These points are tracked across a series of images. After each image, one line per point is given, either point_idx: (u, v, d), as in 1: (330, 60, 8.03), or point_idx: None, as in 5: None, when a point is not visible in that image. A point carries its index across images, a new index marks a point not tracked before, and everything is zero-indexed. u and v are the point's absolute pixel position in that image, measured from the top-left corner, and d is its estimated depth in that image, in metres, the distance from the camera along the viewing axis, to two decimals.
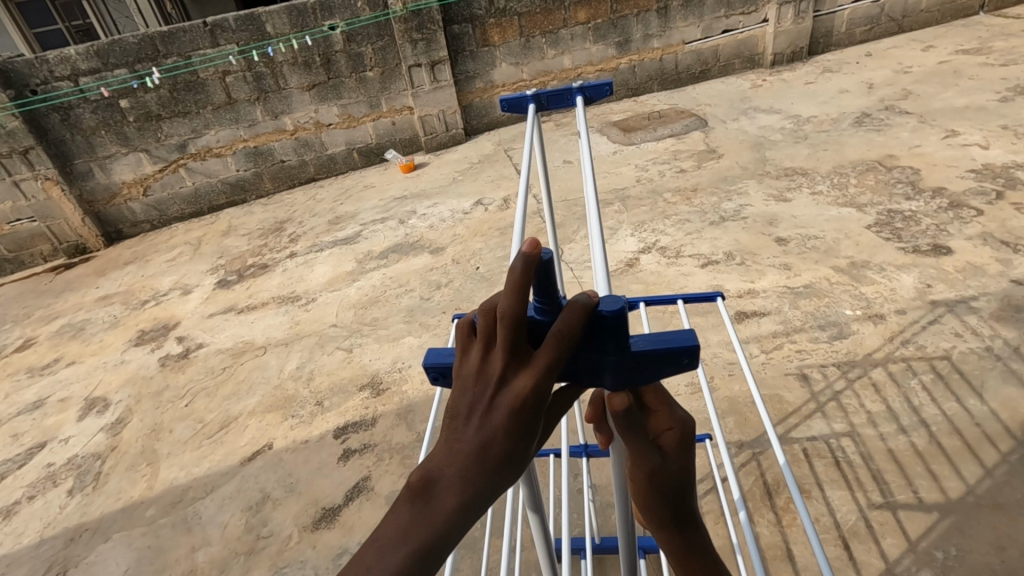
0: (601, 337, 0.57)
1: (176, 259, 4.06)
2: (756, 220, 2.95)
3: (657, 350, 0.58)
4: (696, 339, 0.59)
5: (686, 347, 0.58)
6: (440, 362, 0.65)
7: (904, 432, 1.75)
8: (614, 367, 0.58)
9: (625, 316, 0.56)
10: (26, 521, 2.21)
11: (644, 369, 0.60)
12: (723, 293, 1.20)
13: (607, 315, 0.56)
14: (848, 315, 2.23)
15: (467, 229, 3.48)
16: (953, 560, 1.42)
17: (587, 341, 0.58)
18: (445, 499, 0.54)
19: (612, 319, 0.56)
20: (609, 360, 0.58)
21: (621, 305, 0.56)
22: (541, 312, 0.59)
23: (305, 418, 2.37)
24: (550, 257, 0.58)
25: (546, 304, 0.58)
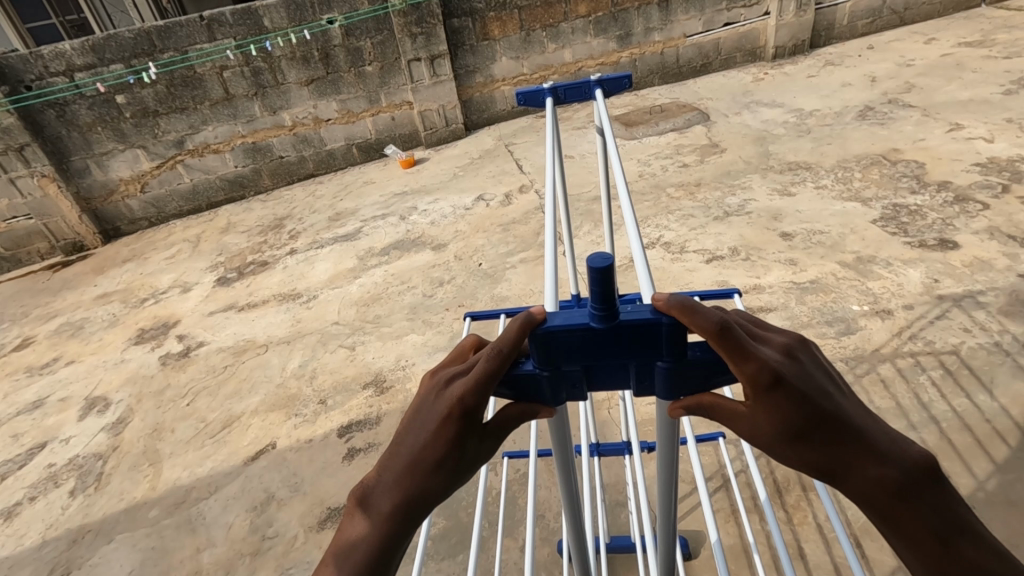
0: (654, 342, 0.57)
1: (175, 256, 4.03)
2: (761, 215, 2.93)
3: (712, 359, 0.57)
4: None
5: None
6: None
7: (914, 429, 1.73)
8: (668, 373, 0.58)
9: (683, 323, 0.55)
10: (28, 522, 2.19)
11: (696, 375, 0.59)
12: (739, 288, 1.17)
13: (665, 323, 0.55)
14: (855, 311, 2.21)
15: (469, 225, 3.45)
16: None
17: (641, 348, 0.58)
18: (377, 502, 0.56)
19: (670, 326, 0.55)
20: (662, 365, 0.58)
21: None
22: (596, 318, 0.57)
23: (308, 417, 2.35)
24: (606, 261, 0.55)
25: (601, 311, 0.55)
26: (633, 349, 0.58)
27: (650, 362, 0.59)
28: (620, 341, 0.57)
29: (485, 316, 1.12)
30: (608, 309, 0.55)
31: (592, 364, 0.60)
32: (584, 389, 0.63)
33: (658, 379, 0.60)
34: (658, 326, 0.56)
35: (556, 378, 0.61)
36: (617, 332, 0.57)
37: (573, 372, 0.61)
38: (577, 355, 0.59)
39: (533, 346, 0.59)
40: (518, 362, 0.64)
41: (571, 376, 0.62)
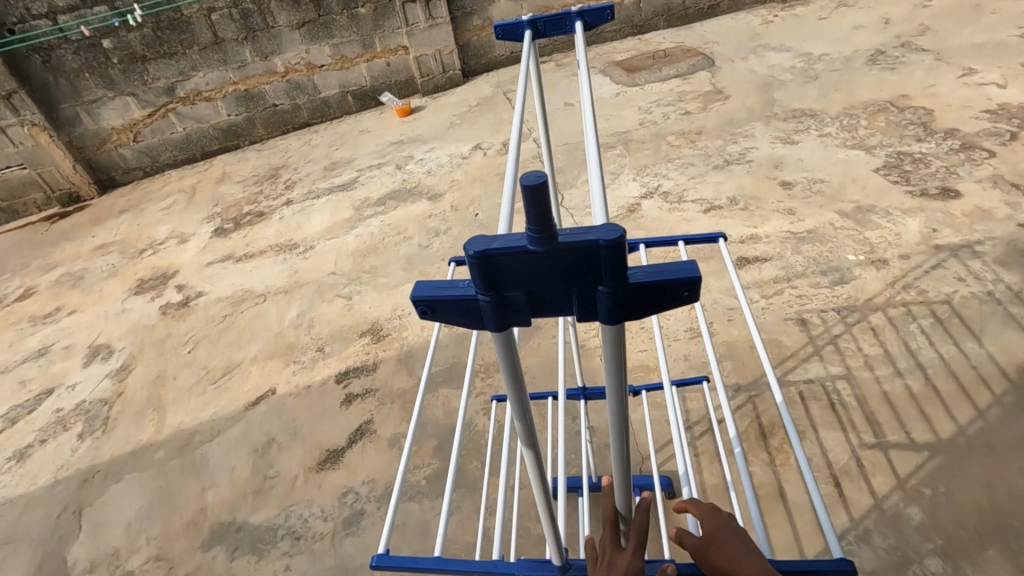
0: (593, 266, 0.53)
1: (171, 207, 4.01)
2: (762, 164, 2.88)
3: (655, 282, 0.53)
4: (696, 270, 0.54)
5: (686, 279, 0.53)
6: (429, 293, 0.59)
7: (899, 376, 1.76)
8: (609, 300, 0.54)
9: (623, 247, 0.51)
10: (40, 463, 2.27)
11: (638, 300, 0.55)
12: (723, 233, 1.15)
13: (607, 246, 0.50)
14: (851, 260, 2.20)
15: (465, 175, 3.41)
16: (940, 498, 1.46)
17: (580, 272, 0.53)
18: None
19: (612, 249, 0.50)
20: (603, 291, 0.54)
21: (619, 233, 0.50)
22: (534, 242, 0.51)
23: (307, 364, 2.39)
24: (541, 180, 0.48)
25: (539, 234, 0.50)
26: (572, 275, 0.54)
27: (592, 288, 0.55)
28: (559, 266, 0.52)
29: None
30: (548, 229, 0.50)
31: (537, 291, 0.56)
32: (528, 316, 0.58)
33: (601, 306, 0.55)
34: (599, 249, 0.51)
35: (499, 305, 0.56)
36: (558, 257, 0.52)
37: (515, 298, 0.56)
38: (517, 279, 0.54)
39: (470, 267, 0.54)
40: (462, 287, 0.58)
41: (514, 303, 0.57)
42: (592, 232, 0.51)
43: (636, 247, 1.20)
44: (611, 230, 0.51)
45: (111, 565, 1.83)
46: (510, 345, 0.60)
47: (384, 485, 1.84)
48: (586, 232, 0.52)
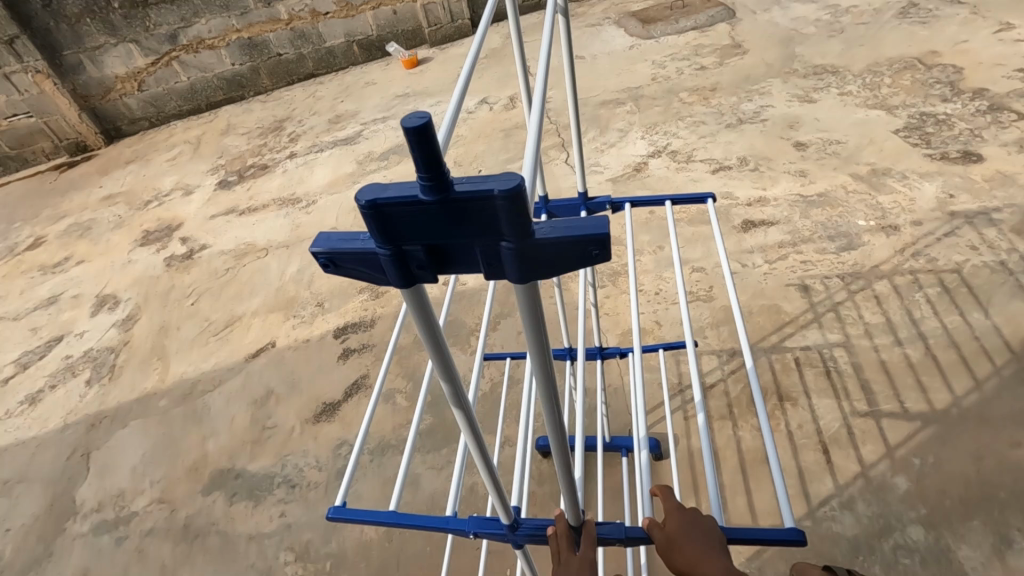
0: (491, 219, 0.45)
1: (176, 158, 3.98)
2: (776, 123, 2.77)
3: (561, 239, 0.45)
4: (607, 227, 0.46)
5: (595, 235, 0.45)
6: (329, 245, 0.52)
7: (899, 345, 1.72)
8: (514, 258, 0.46)
9: (523, 198, 0.43)
10: (50, 408, 2.34)
11: (548, 261, 0.47)
12: (713, 195, 1.11)
13: (503, 196, 0.42)
14: (861, 226, 2.13)
15: (470, 130, 3.33)
16: (928, 468, 1.45)
17: (479, 225, 0.45)
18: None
19: (508, 200, 0.43)
20: (506, 248, 0.46)
21: (517, 181, 0.42)
22: (423, 189, 0.43)
23: (306, 319, 2.41)
24: (426, 118, 0.41)
25: (427, 180, 0.43)
26: (471, 230, 0.46)
27: (495, 245, 0.47)
28: (455, 218, 0.45)
29: None
30: (439, 176, 0.43)
31: (437, 248, 0.48)
32: (432, 276, 0.50)
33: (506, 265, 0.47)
34: (495, 201, 0.43)
35: (398, 262, 0.49)
36: (452, 209, 0.44)
37: (414, 253, 0.48)
38: (413, 231, 0.47)
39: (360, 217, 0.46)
40: (361, 241, 0.51)
41: (414, 261, 0.49)
42: (488, 182, 0.44)
43: (623, 206, 1.15)
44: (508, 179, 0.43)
45: (118, 506, 1.91)
46: (421, 308, 0.52)
47: (377, 438, 1.87)
48: (481, 182, 0.44)
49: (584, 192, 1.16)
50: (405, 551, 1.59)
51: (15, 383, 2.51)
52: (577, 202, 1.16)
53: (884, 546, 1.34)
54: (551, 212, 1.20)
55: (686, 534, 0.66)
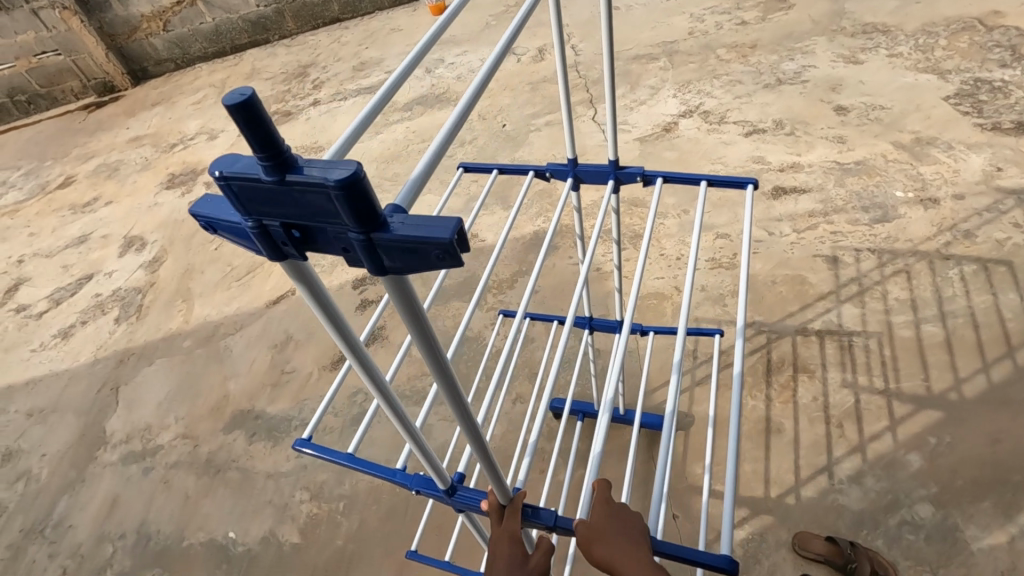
0: (329, 208, 0.42)
1: (201, 102, 3.97)
2: (817, 85, 2.63)
3: (403, 236, 0.42)
4: (454, 230, 0.43)
5: (438, 238, 0.42)
6: (210, 212, 0.50)
7: (926, 322, 1.67)
8: (361, 249, 0.43)
9: (358, 187, 0.40)
10: (82, 343, 2.43)
11: (398, 259, 0.44)
12: (756, 179, 1.04)
13: (332, 186, 0.40)
14: (898, 198, 2.04)
15: (496, 82, 3.23)
16: (943, 447, 1.42)
17: (324, 214, 0.43)
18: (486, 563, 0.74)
19: (340, 190, 0.40)
20: (352, 238, 0.43)
21: (350, 170, 0.40)
22: (263, 169, 0.41)
23: (326, 268, 2.43)
24: (251, 96, 0.39)
25: (266, 160, 0.41)
26: (316, 217, 0.43)
27: (346, 237, 0.44)
28: (299, 204, 0.42)
29: (479, 169, 1.12)
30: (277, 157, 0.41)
31: (295, 230, 0.45)
32: (300, 257, 0.47)
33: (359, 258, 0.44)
34: (327, 191, 0.40)
35: (261, 242, 0.46)
36: (292, 194, 0.42)
37: (269, 232, 0.46)
38: (264, 210, 0.44)
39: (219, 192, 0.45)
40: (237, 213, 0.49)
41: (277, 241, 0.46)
42: (326, 169, 0.41)
43: (655, 179, 1.11)
44: (346, 167, 0.40)
45: (144, 438, 2.00)
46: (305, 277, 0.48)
47: (391, 388, 1.91)
48: (319, 168, 0.41)
49: (615, 159, 1.10)
50: (414, 497, 1.64)
51: (48, 318, 2.60)
52: (607, 170, 1.11)
53: (890, 522, 1.33)
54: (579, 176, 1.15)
55: (603, 531, 0.66)
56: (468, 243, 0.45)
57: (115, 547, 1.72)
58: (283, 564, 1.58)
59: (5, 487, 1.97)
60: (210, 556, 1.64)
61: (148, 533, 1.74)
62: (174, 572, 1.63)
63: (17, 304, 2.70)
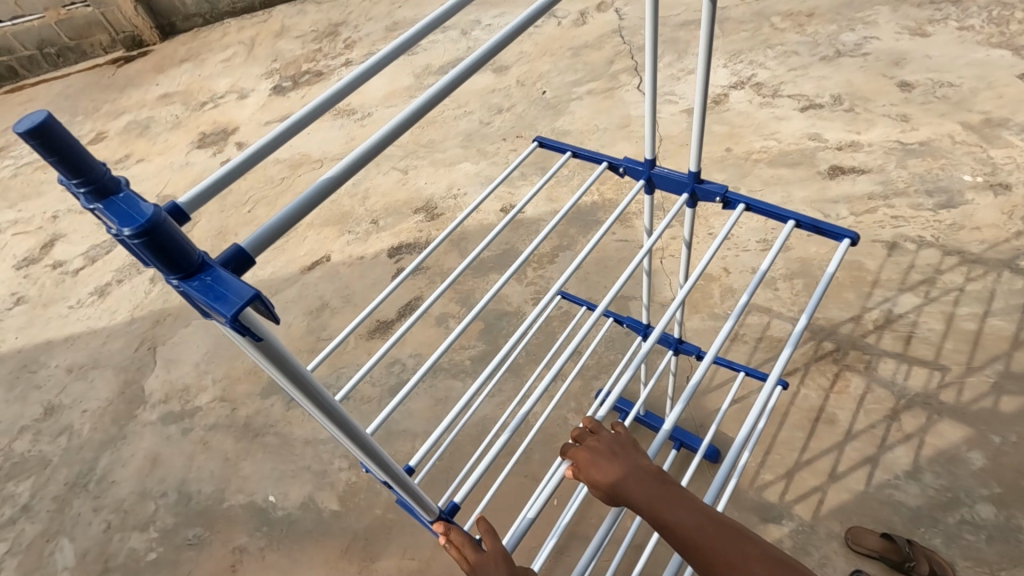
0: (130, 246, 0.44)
1: (231, 59, 3.90)
2: (879, 58, 2.48)
3: (193, 296, 0.44)
4: (240, 305, 0.44)
5: (216, 310, 0.43)
6: None
7: (992, 316, 1.60)
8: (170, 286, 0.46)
9: (146, 242, 0.41)
10: (119, 301, 2.44)
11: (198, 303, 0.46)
12: (854, 235, 0.88)
13: (125, 233, 0.41)
14: (965, 182, 1.93)
15: (535, 46, 3.11)
16: (1009, 447, 1.37)
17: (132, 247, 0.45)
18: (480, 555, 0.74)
19: (135, 238, 0.41)
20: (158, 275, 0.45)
21: (135, 228, 0.41)
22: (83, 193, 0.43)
23: (361, 235, 2.39)
24: (45, 128, 0.38)
25: (84, 186, 0.42)
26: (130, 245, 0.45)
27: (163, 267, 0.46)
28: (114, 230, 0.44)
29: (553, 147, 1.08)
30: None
31: None
32: None
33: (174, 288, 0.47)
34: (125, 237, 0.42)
35: None
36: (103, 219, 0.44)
37: None
38: None
39: None
40: None
41: None
42: (131, 210, 0.42)
43: (733, 205, 0.96)
44: (142, 218, 0.41)
45: (183, 399, 2.01)
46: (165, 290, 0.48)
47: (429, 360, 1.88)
48: (130, 207, 0.42)
49: (697, 172, 0.95)
50: (454, 471, 1.64)
51: (85, 275, 2.61)
52: (684, 181, 0.97)
53: (949, 520, 1.29)
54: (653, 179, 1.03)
55: (598, 459, 0.74)
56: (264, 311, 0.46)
57: (157, 504, 1.75)
58: (322, 529, 1.60)
59: (48, 441, 2.01)
60: (251, 518, 1.66)
61: (190, 492, 1.76)
62: (216, 531, 1.66)
63: (54, 260, 2.71)
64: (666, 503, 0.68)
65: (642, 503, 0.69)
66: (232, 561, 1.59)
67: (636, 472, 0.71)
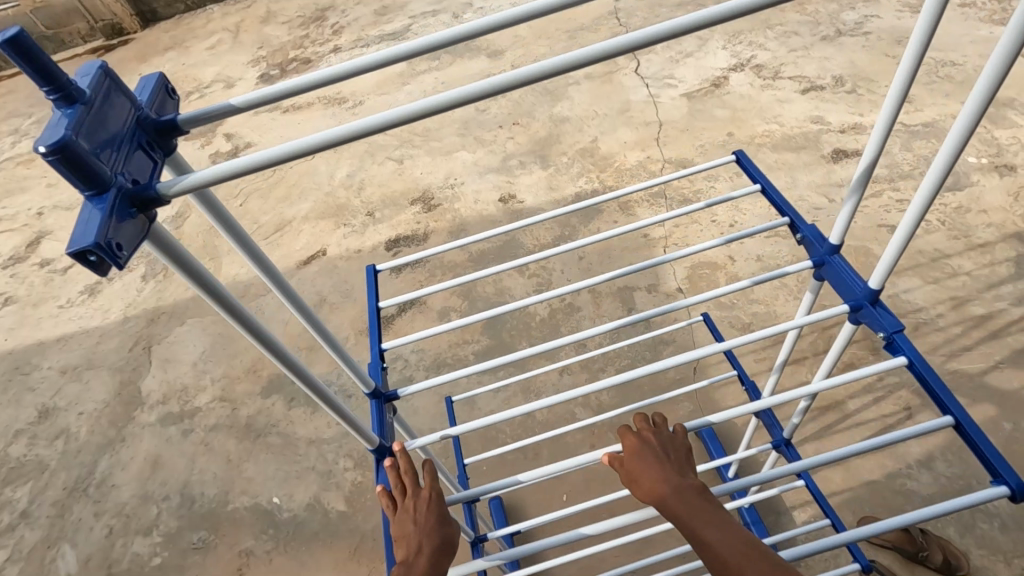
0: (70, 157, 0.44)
1: (216, 47, 3.78)
2: (881, 37, 2.44)
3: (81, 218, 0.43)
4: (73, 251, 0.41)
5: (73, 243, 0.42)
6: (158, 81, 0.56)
7: (1000, 301, 1.59)
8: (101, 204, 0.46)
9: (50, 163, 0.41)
10: (111, 300, 2.39)
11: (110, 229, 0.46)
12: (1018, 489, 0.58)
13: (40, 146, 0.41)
14: (971, 163, 1.91)
15: (530, 30, 3.04)
16: (1020, 433, 1.36)
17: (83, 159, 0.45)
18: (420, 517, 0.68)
19: (45, 155, 0.41)
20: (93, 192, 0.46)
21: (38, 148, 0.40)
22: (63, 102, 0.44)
23: (357, 228, 2.34)
24: (7, 35, 0.39)
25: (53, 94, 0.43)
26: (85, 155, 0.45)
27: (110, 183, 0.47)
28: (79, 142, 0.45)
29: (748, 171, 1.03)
30: (53, 93, 0.42)
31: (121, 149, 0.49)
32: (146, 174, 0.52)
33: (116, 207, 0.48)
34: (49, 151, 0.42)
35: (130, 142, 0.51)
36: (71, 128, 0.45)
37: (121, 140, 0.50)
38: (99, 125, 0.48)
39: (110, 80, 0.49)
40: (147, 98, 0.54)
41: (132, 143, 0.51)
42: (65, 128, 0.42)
43: (895, 347, 0.72)
44: (53, 139, 0.40)
45: (182, 400, 1.98)
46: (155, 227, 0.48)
47: (433, 355, 1.85)
48: (65, 125, 0.42)
49: (876, 288, 0.73)
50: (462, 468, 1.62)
51: (75, 274, 2.55)
52: (856, 289, 0.77)
53: (962, 508, 1.28)
54: (824, 265, 0.85)
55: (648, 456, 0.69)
56: (122, 262, 0.43)
57: (160, 508, 1.73)
58: (329, 530, 1.58)
59: (44, 445, 1.97)
60: (256, 520, 1.64)
61: (193, 495, 1.73)
62: (222, 534, 1.63)
63: (41, 259, 2.64)
64: (702, 518, 0.61)
65: (682, 513, 0.62)
66: (239, 564, 1.57)
67: (684, 482, 0.65)
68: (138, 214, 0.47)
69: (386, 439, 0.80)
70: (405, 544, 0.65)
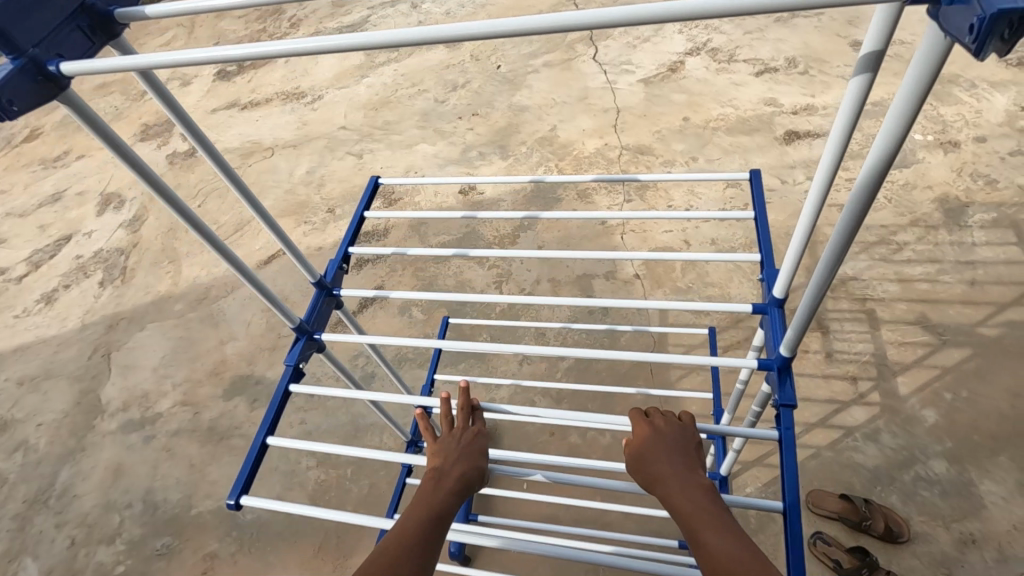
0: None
1: (171, 43, 3.69)
2: (834, 17, 2.47)
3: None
4: None
5: None
6: None
7: (944, 274, 1.63)
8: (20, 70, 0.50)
9: None
10: (68, 307, 2.33)
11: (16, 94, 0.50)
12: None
13: None
14: (918, 141, 1.95)
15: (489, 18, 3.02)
16: (961, 402, 1.41)
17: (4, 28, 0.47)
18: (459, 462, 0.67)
19: None
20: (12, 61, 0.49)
21: None
22: None
23: (318, 225, 2.32)
24: None
25: None
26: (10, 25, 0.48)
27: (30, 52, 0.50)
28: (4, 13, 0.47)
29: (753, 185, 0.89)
30: None
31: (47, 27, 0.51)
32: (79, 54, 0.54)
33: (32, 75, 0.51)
34: None
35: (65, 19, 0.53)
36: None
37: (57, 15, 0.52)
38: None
39: None
40: None
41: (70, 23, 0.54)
42: None
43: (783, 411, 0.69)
44: None
45: (143, 406, 1.95)
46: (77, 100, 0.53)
47: (395, 350, 1.85)
48: None
49: (788, 356, 0.68)
50: None
51: (30, 282, 2.49)
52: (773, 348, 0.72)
53: (905, 477, 1.33)
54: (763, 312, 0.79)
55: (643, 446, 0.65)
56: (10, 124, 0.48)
57: (123, 516, 1.71)
58: (293, 531, 1.58)
59: (3, 458, 1.93)
60: (221, 523, 1.63)
61: (156, 501, 1.72)
62: (186, 539, 1.63)
63: None
64: (708, 525, 0.54)
65: (684, 513, 0.57)
66: (204, 567, 1.57)
67: (693, 479, 0.60)
68: (45, 81, 0.51)
69: (311, 323, 0.90)
70: (439, 459, 0.67)
